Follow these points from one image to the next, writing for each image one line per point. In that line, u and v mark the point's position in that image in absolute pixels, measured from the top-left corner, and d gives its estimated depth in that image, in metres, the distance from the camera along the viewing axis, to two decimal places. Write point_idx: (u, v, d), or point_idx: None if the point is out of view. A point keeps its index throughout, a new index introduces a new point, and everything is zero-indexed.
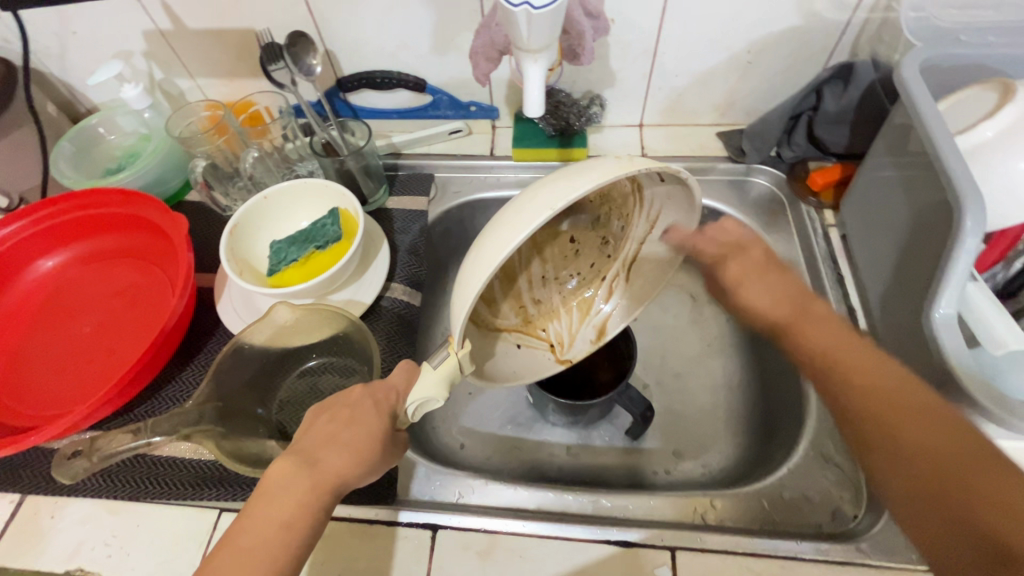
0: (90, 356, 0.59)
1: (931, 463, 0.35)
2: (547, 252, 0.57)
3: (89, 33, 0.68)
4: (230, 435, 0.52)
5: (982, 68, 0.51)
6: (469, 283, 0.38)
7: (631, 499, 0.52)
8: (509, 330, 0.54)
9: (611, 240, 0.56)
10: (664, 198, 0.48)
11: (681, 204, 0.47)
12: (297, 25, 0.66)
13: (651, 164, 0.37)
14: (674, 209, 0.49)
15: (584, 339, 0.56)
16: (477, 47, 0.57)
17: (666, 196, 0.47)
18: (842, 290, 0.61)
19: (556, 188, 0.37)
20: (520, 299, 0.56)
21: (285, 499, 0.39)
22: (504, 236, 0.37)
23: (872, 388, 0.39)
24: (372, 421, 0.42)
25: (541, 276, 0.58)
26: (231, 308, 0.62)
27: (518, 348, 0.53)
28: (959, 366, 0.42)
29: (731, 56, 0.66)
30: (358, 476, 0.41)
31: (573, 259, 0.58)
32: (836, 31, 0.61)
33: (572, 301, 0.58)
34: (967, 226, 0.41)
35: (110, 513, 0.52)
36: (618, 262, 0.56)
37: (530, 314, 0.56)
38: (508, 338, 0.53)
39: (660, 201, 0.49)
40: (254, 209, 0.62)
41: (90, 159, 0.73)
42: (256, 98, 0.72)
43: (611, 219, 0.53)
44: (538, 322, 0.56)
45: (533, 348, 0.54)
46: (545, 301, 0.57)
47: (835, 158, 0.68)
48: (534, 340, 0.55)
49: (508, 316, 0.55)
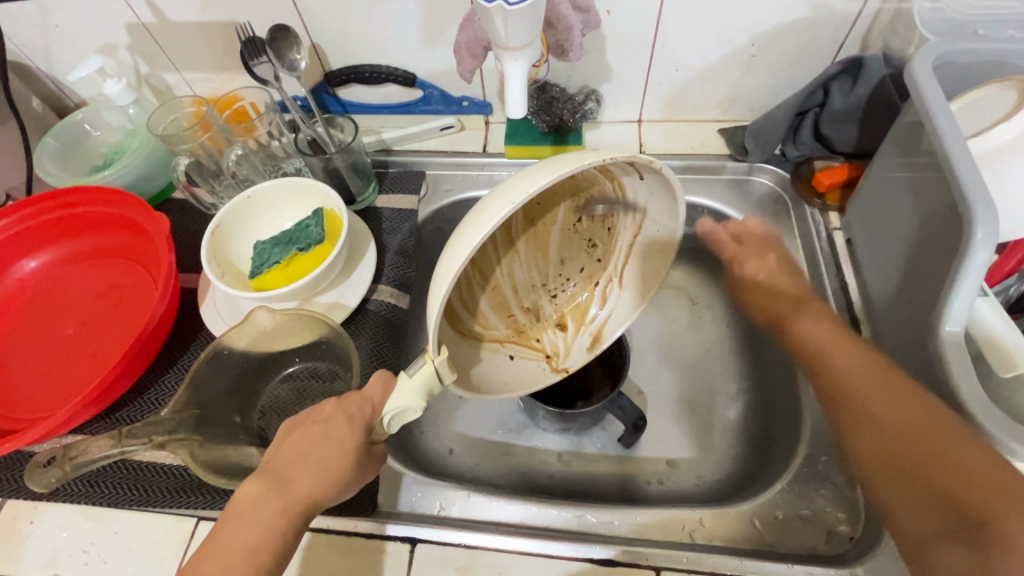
0: (72, 357, 0.58)
1: (900, 443, 0.37)
2: (530, 262, 0.54)
3: (71, 27, 0.66)
4: (207, 443, 0.51)
5: (1001, 65, 0.48)
6: (438, 284, 0.37)
7: (617, 514, 0.50)
8: (501, 341, 0.53)
9: (598, 242, 0.53)
10: (646, 194, 0.46)
11: (663, 200, 0.45)
12: (281, 17, 0.64)
13: (624, 157, 0.36)
14: (659, 204, 0.46)
15: (580, 348, 0.55)
16: (461, 41, 0.55)
17: (646, 190, 0.45)
18: (846, 298, 0.58)
19: (521, 181, 0.36)
20: (508, 309, 0.54)
21: (252, 520, 0.37)
22: (471, 233, 0.36)
23: (847, 373, 0.42)
24: (345, 439, 0.40)
25: (526, 285, 0.55)
26: (214, 311, 0.61)
27: (512, 359, 0.52)
28: (965, 387, 0.39)
29: (733, 50, 0.62)
30: (330, 496, 0.40)
31: (559, 268, 0.55)
32: (845, 23, 0.58)
33: (566, 308, 0.56)
34: (977, 238, 0.38)
35: (88, 520, 0.51)
36: (609, 263, 0.53)
37: (521, 324, 0.55)
38: (502, 349, 0.52)
39: (642, 195, 0.46)
40: (238, 210, 0.61)
41: (75, 156, 0.72)
42: (241, 93, 0.70)
43: (597, 222, 0.51)
44: (531, 332, 0.55)
45: (527, 358, 0.53)
46: (539, 310, 0.56)
47: (843, 157, 0.65)
48: (529, 349, 0.54)
49: (500, 329, 0.53)
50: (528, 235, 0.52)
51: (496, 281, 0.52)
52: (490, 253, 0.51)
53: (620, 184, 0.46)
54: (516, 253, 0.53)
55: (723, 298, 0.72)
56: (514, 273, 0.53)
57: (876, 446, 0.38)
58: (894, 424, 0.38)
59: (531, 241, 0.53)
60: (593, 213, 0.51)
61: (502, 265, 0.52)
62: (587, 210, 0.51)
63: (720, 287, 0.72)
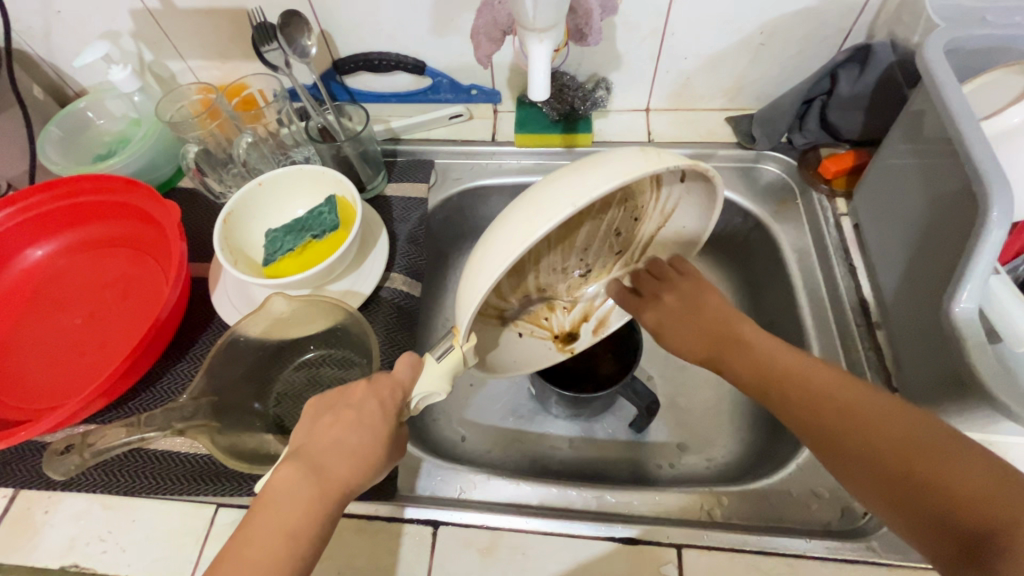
0: (82, 348, 0.57)
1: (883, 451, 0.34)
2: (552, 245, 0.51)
3: (74, 12, 0.65)
4: (225, 429, 0.51)
5: (1008, 51, 0.49)
6: (480, 279, 0.36)
7: (635, 495, 0.51)
8: (514, 318, 0.53)
9: (624, 233, 0.52)
10: (682, 192, 0.46)
11: (698, 201, 0.46)
12: (290, 4, 0.63)
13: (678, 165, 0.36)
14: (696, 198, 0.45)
15: (586, 329, 0.56)
16: (478, 26, 0.55)
17: (684, 190, 0.45)
18: (853, 282, 0.59)
19: (574, 181, 0.35)
20: (527, 290, 0.53)
21: (289, 507, 0.37)
22: (519, 235, 0.35)
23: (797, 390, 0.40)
24: (377, 426, 0.41)
25: (548, 270, 0.53)
26: (226, 298, 0.60)
27: (522, 336, 0.53)
28: (979, 361, 0.40)
29: (742, 38, 0.63)
30: (363, 480, 0.40)
31: (583, 254, 0.53)
32: (853, 10, 0.59)
33: (578, 291, 0.56)
34: (992, 217, 0.39)
35: (105, 509, 0.51)
36: (627, 251, 0.54)
37: (533, 303, 0.54)
38: (513, 326, 0.52)
39: (678, 193, 0.46)
40: (250, 197, 0.60)
41: (78, 145, 0.71)
42: (250, 81, 0.70)
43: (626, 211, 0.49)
44: (541, 311, 0.55)
45: (537, 337, 0.54)
46: (552, 290, 0.55)
47: (849, 144, 0.66)
48: (539, 327, 0.54)
49: (515, 307, 0.52)
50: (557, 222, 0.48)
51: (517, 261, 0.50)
52: None
53: (661, 183, 0.44)
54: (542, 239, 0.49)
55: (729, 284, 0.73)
56: (541, 261, 0.51)
57: (862, 468, 0.35)
58: (877, 446, 0.34)
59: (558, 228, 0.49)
60: (626, 205, 0.48)
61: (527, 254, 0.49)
62: (622, 201, 0.47)
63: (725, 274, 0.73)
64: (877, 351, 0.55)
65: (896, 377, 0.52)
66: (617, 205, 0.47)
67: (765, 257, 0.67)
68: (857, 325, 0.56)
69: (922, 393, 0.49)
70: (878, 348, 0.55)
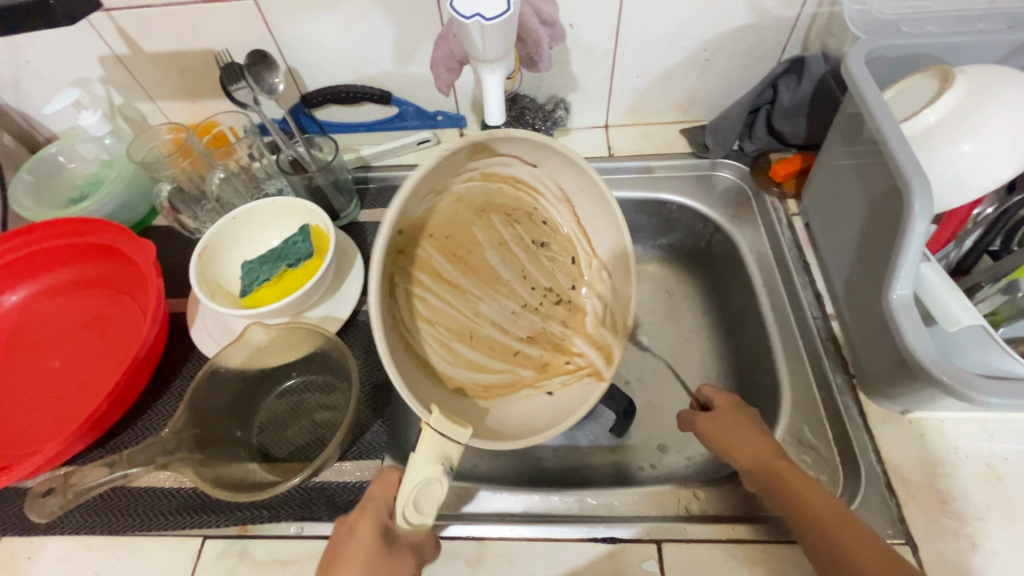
0: (62, 390, 0.57)
1: None
2: (497, 300, 0.56)
3: (44, 61, 0.67)
4: (208, 461, 0.51)
5: (923, 58, 0.53)
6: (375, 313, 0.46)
7: (615, 495, 0.53)
8: (531, 384, 0.54)
9: (548, 226, 0.58)
10: (547, 171, 0.54)
11: (544, 153, 0.53)
12: (256, 43, 0.66)
13: (514, 152, 0.53)
14: (545, 146, 0.51)
15: (607, 344, 0.54)
16: (437, 58, 0.57)
17: (547, 173, 0.55)
18: (809, 278, 0.62)
19: (442, 176, 0.52)
20: (514, 350, 0.55)
21: None
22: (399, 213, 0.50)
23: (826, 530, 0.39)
24: (369, 541, 0.39)
25: (500, 318, 0.56)
26: (205, 330, 0.61)
27: (551, 394, 0.53)
28: (916, 344, 0.43)
29: (688, 55, 0.67)
30: None
31: (540, 293, 0.57)
32: (787, 26, 0.63)
33: (580, 317, 0.57)
34: (914, 209, 0.42)
35: (87, 550, 0.50)
36: (584, 259, 0.57)
37: (542, 360, 0.55)
38: (538, 390, 0.53)
39: (544, 178, 0.55)
40: (224, 231, 0.62)
41: (50, 190, 0.71)
42: (219, 119, 0.72)
43: (529, 220, 0.57)
44: (556, 364, 0.55)
45: (569, 385, 0.53)
46: (541, 332, 0.56)
47: (796, 149, 0.70)
48: (567, 376, 0.54)
49: (498, 375, 0.54)
50: (479, 276, 0.56)
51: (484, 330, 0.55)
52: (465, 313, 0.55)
53: (523, 180, 0.56)
54: (478, 296, 0.56)
55: (698, 287, 0.76)
56: (491, 312, 0.56)
57: None
58: None
59: (480, 277, 0.56)
60: (512, 219, 0.57)
61: (479, 314, 0.56)
62: (504, 218, 0.57)
63: (693, 278, 0.76)
64: (835, 341, 0.57)
65: (852, 364, 0.55)
66: (502, 217, 0.57)
67: (727, 259, 0.70)
68: (814, 318, 0.60)
69: (874, 377, 0.52)
70: (835, 338, 0.58)
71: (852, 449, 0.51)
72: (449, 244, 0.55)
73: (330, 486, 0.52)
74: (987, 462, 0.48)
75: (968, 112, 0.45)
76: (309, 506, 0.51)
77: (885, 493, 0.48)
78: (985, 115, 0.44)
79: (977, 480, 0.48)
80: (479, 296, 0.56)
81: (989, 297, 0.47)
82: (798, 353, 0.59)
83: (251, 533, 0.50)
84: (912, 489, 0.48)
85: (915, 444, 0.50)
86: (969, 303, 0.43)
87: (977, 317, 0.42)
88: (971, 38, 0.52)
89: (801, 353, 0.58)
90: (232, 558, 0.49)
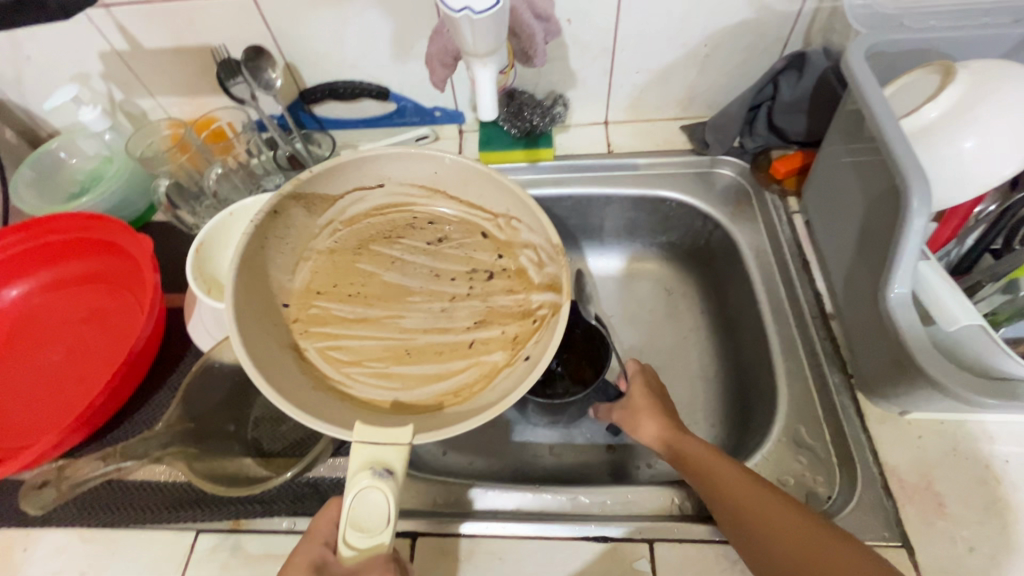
0: (60, 385, 0.58)
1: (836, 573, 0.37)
2: (418, 310, 0.58)
3: (45, 57, 0.67)
4: (202, 456, 0.52)
5: (925, 53, 0.52)
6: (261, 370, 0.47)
7: (609, 494, 0.52)
8: (500, 363, 0.53)
9: (436, 223, 0.63)
10: (396, 189, 0.62)
11: (372, 177, 0.60)
12: (254, 38, 0.66)
13: (349, 189, 0.60)
14: (394, 159, 0.59)
15: (547, 273, 0.56)
16: (431, 53, 0.57)
17: (396, 186, 0.62)
18: (809, 277, 0.62)
19: (298, 245, 0.59)
20: (463, 342, 0.56)
21: None
22: (250, 282, 0.52)
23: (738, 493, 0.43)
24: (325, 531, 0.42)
25: (434, 322, 0.57)
26: (201, 325, 0.62)
27: (529, 357, 0.51)
28: (914, 344, 0.42)
29: (688, 51, 0.67)
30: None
31: (469, 278, 0.61)
32: (788, 21, 0.62)
33: (519, 283, 0.59)
34: (913, 207, 0.41)
35: (82, 543, 0.50)
36: (490, 226, 0.62)
37: (511, 335, 0.55)
38: (516, 362, 0.52)
39: (396, 189, 0.62)
40: (221, 227, 0.62)
41: (52, 185, 0.72)
42: (218, 114, 0.71)
43: (417, 229, 0.63)
44: (522, 344, 0.54)
45: (541, 338, 0.52)
46: (484, 315, 0.58)
47: (798, 146, 0.68)
48: (529, 342, 0.53)
49: (462, 374, 0.53)
50: (395, 295, 0.59)
51: (420, 342, 0.56)
52: (394, 331, 0.57)
53: (385, 201, 0.63)
54: (398, 314, 0.58)
55: (697, 286, 0.75)
56: (417, 322, 0.57)
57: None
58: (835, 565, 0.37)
59: (390, 296, 0.59)
60: (397, 239, 0.63)
61: (407, 328, 0.57)
62: (389, 241, 0.63)
63: (693, 276, 0.75)
64: (834, 340, 0.57)
65: (850, 363, 0.55)
66: (384, 242, 0.62)
67: (727, 256, 0.69)
68: (813, 317, 0.59)
69: (872, 377, 0.51)
70: (834, 338, 0.57)
71: (849, 450, 0.50)
72: (344, 287, 0.59)
73: (324, 482, 0.52)
74: (987, 464, 0.48)
75: (970, 107, 0.44)
76: (300, 502, 0.51)
77: (882, 495, 0.47)
78: (986, 111, 0.44)
79: (976, 482, 0.47)
80: (398, 316, 0.58)
81: (988, 296, 0.46)
82: (796, 351, 0.58)
83: (243, 528, 0.50)
84: (909, 491, 0.47)
85: (913, 445, 0.49)
86: (967, 301, 0.42)
87: (976, 317, 0.41)
88: (976, 32, 0.51)
89: (798, 352, 0.58)
90: (224, 552, 0.49)
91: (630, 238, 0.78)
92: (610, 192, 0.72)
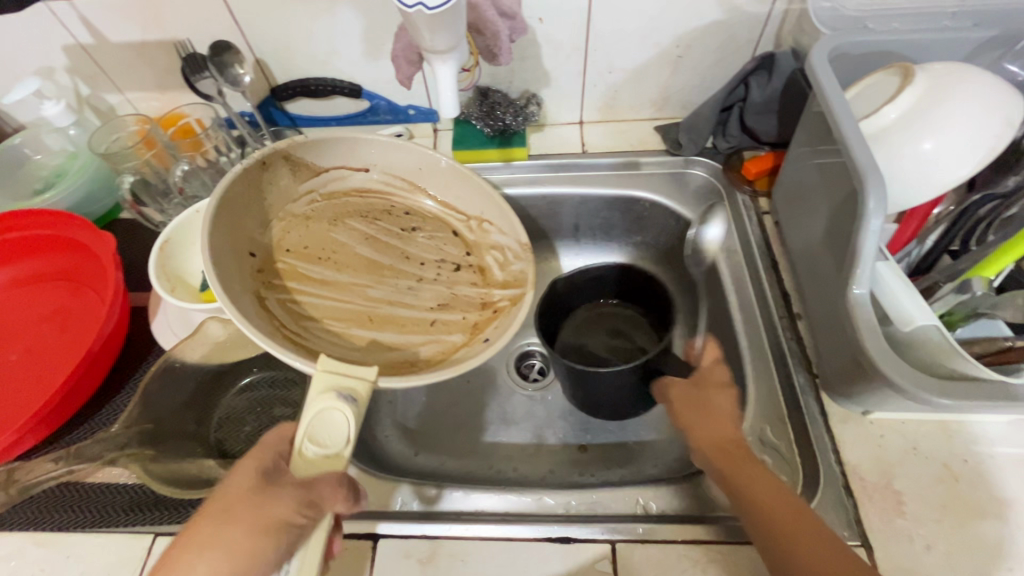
0: (18, 385, 0.56)
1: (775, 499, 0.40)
2: (382, 284, 0.58)
3: (7, 49, 0.66)
4: (161, 457, 0.51)
5: (886, 55, 0.53)
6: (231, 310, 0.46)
7: (574, 494, 0.52)
8: (459, 343, 0.54)
9: (411, 214, 0.62)
10: (382, 173, 0.62)
11: (362, 153, 0.60)
12: (222, 34, 0.65)
13: (335, 162, 0.60)
14: (383, 145, 0.59)
15: (517, 265, 0.57)
16: (397, 49, 0.56)
17: (382, 170, 0.61)
18: (778, 277, 0.62)
19: (276, 208, 0.58)
20: (427, 320, 0.56)
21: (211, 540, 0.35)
22: (223, 231, 0.51)
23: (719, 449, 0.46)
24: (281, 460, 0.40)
25: (398, 295, 0.57)
26: (166, 325, 0.60)
27: (489, 339, 0.51)
28: (872, 343, 0.42)
29: (660, 51, 0.67)
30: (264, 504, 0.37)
31: (438, 267, 0.60)
32: (758, 22, 0.63)
33: (488, 275, 0.59)
34: (870, 208, 0.41)
35: (36, 546, 0.49)
36: (462, 226, 0.62)
37: (472, 321, 0.56)
38: (477, 342, 0.53)
39: (380, 172, 0.62)
40: (187, 225, 0.61)
41: (16, 181, 0.71)
42: (185, 111, 0.70)
43: (394, 215, 0.62)
44: (483, 328, 0.54)
45: (502, 322, 0.53)
46: (450, 297, 0.58)
47: (769, 146, 0.69)
48: (490, 327, 0.54)
49: (423, 347, 0.54)
50: (361, 270, 0.58)
51: (382, 312, 0.56)
52: (357, 302, 0.56)
53: (368, 182, 0.62)
54: (362, 286, 0.57)
55: (671, 286, 0.75)
56: (382, 296, 0.57)
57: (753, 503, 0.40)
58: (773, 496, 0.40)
59: (357, 270, 0.58)
60: (374, 220, 0.62)
61: (370, 299, 0.57)
62: (366, 220, 0.62)
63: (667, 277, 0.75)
64: (800, 340, 0.57)
65: (816, 364, 0.55)
66: (361, 220, 0.61)
67: (699, 257, 0.69)
68: (780, 318, 0.59)
69: (836, 378, 0.51)
70: (799, 338, 0.57)
71: (813, 449, 0.50)
72: (313, 254, 0.58)
73: None
74: (946, 463, 0.48)
75: (927, 109, 0.45)
76: None
77: (843, 494, 0.48)
78: (944, 113, 0.44)
79: (934, 481, 0.47)
80: (365, 286, 0.57)
81: (943, 297, 0.47)
82: (763, 352, 0.58)
83: None
84: (869, 490, 0.47)
85: (874, 445, 0.49)
86: (922, 301, 0.43)
87: (932, 318, 0.42)
88: (937, 36, 0.52)
89: (765, 352, 0.58)
90: None
91: (604, 239, 0.77)
92: (584, 193, 0.72)
